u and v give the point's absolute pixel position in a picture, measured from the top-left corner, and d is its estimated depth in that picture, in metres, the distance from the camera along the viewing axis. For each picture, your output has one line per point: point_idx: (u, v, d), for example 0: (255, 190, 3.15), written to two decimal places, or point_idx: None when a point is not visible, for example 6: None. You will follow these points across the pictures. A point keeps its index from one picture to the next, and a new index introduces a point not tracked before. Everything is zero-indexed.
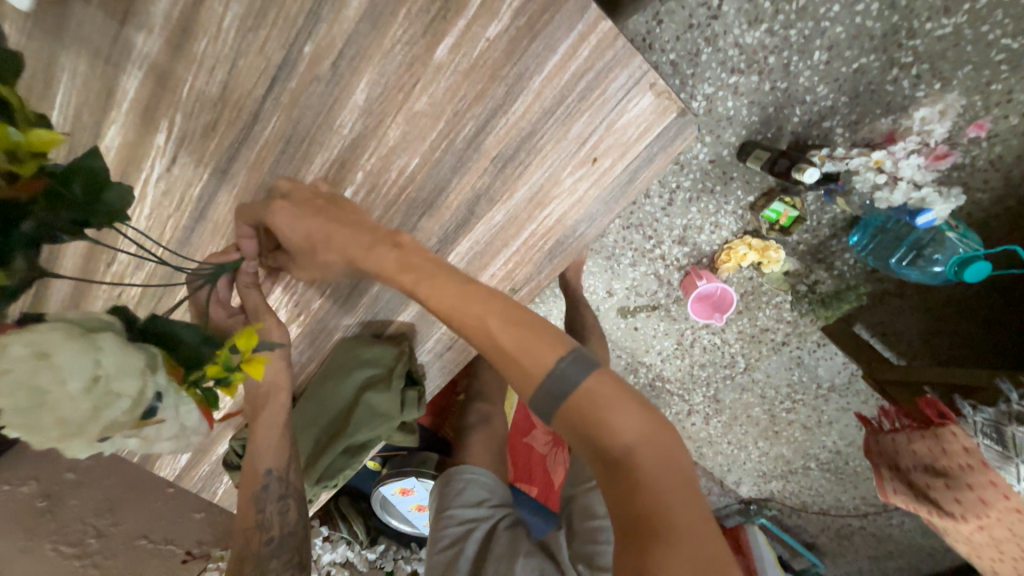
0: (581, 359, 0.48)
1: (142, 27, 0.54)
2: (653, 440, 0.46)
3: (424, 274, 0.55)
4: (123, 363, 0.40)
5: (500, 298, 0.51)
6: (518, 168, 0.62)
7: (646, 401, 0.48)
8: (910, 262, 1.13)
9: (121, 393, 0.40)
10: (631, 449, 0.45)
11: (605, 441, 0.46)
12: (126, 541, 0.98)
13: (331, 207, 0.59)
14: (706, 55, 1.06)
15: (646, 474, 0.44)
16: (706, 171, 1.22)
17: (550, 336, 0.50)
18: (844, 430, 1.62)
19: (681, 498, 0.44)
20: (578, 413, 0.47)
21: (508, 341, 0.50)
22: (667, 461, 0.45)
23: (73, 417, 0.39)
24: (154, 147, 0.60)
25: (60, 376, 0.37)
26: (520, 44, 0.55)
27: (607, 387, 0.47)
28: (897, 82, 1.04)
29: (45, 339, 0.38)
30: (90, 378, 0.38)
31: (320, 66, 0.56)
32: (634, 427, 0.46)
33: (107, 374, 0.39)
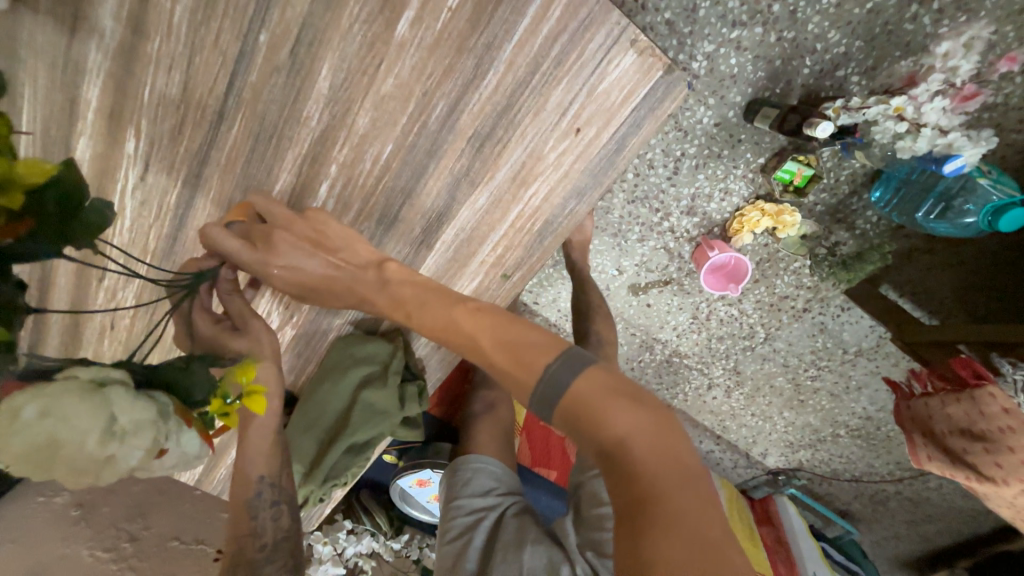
0: (570, 359, 0.46)
1: (93, 31, 0.52)
2: (648, 429, 0.43)
3: (416, 297, 0.55)
4: (135, 414, 0.38)
5: (488, 313, 0.51)
6: (496, 146, 0.58)
7: (640, 392, 0.45)
8: (938, 215, 1.07)
9: (136, 443, 0.38)
10: (624, 440, 0.42)
11: (602, 438, 0.43)
12: (159, 543, 0.95)
13: (319, 247, 0.57)
14: (704, 10, 0.99)
15: (643, 465, 0.41)
16: (712, 134, 1.15)
17: (539, 343, 0.48)
18: (874, 395, 1.56)
19: (682, 487, 0.40)
20: (570, 409, 0.45)
21: (499, 357, 0.49)
22: (664, 449, 0.42)
23: (85, 469, 0.36)
24: (125, 156, 0.59)
25: (71, 433, 0.35)
26: (485, 10, 0.51)
27: (604, 387, 0.45)
28: (917, 19, 0.96)
29: (54, 399, 0.35)
30: (103, 432, 0.36)
31: (279, 55, 0.53)
32: (629, 417, 0.43)
33: (122, 425, 0.37)
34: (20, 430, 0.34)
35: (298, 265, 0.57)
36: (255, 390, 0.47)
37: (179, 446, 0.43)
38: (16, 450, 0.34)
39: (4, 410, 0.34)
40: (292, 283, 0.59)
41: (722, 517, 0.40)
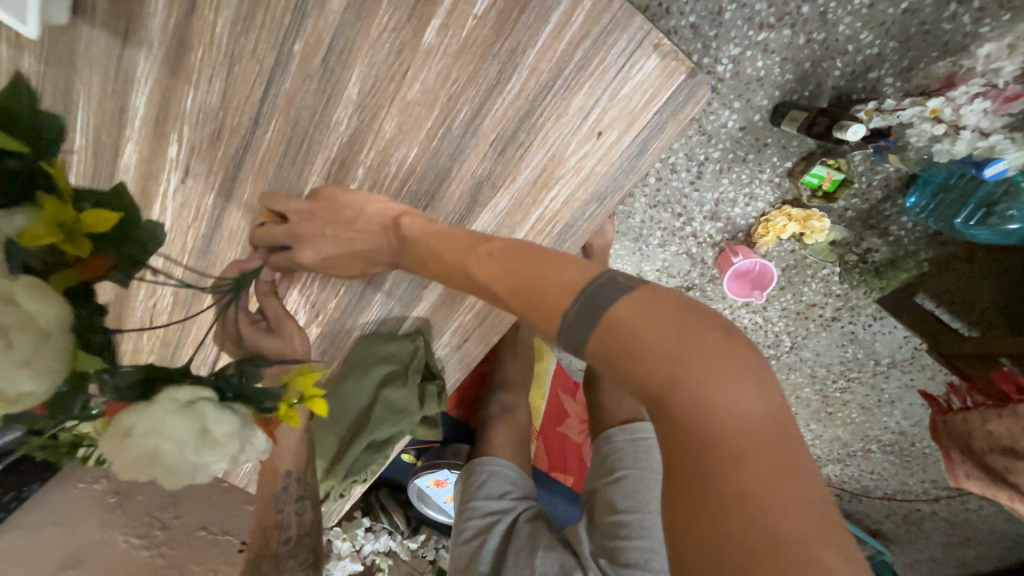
0: (597, 297, 0.43)
1: (143, 43, 0.56)
2: (699, 376, 0.38)
3: (435, 243, 0.55)
4: (219, 420, 0.39)
5: (501, 257, 0.49)
6: (519, 149, 0.59)
7: (690, 329, 0.40)
8: (979, 221, 1.03)
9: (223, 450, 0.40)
10: (667, 389, 0.38)
11: (646, 377, 0.39)
12: (188, 532, 1.06)
13: (337, 223, 0.59)
14: (730, 13, 0.98)
15: (693, 421, 0.37)
16: (737, 138, 1.13)
17: (559, 279, 0.45)
18: (909, 408, 1.50)
19: (738, 452, 0.36)
20: (607, 350, 0.42)
21: (514, 302, 0.48)
22: (718, 402, 0.37)
23: (183, 478, 0.38)
24: (167, 160, 0.62)
25: (168, 442, 0.37)
26: (509, 17, 0.52)
27: (645, 320, 0.41)
28: (955, 18, 0.94)
29: (155, 414, 0.37)
30: (195, 441, 0.38)
31: (311, 63, 0.55)
32: (676, 363, 0.38)
33: (208, 434, 0.39)
34: (127, 443, 0.36)
35: (328, 248, 0.60)
36: (316, 392, 0.49)
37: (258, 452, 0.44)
38: (126, 464, 0.37)
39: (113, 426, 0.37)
40: (322, 263, 0.62)
41: (793, 482, 0.35)
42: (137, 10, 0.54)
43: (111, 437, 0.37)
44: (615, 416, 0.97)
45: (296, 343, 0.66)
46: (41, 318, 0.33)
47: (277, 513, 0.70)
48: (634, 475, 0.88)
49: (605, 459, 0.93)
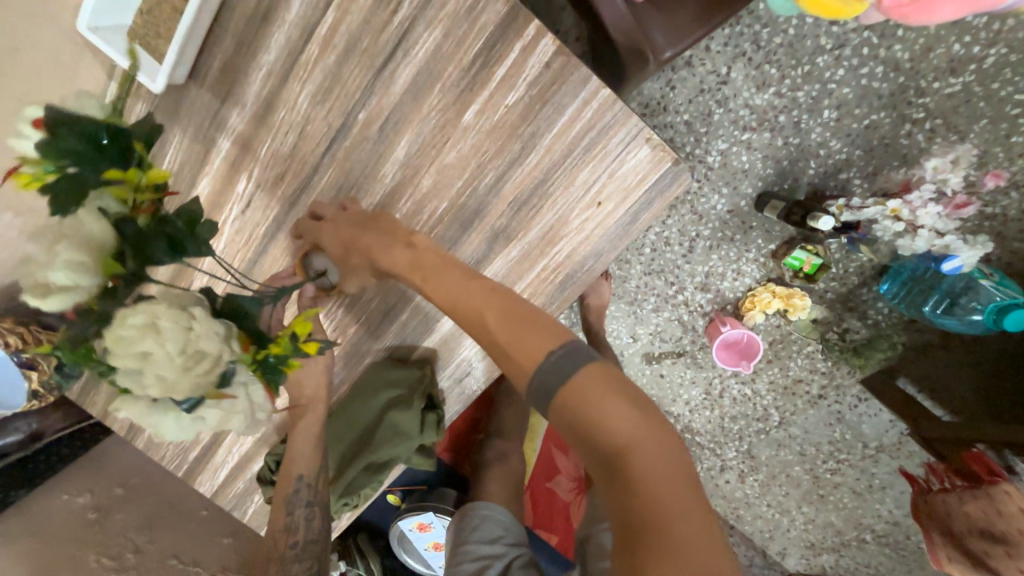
0: (573, 354, 0.51)
1: (238, 102, 0.69)
2: (649, 440, 0.46)
3: (433, 271, 0.60)
4: (209, 332, 0.44)
5: (498, 298, 0.56)
6: (532, 211, 0.70)
7: (642, 401, 0.48)
8: (946, 311, 1.12)
9: (204, 354, 0.44)
10: (621, 446, 0.46)
11: (599, 436, 0.46)
12: (158, 558, 1.02)
13: (366, 224, 0.67)
14: (718, 115, 1.16)
15: (643, 477, 0.44)
16: (725, 220, 1.27)
17: (544, 330, 0.53)
18: (899, 496, 1.51)
19: (683, 512, 0.43)
20: (572, 404, 0.49)
21: (503, 337, 0.54)
22: (661, 463, 0.45)
23: (170, 380, 0.43)
24: (235, 194, 0.74)
25: (160, 339, 0.42)
26: (534, 108, 0.65)
27: (598, 387, 0.48)
28: (911, 135, 1.12)
29: (153, 309, 0.43)
30: (182, 343, 0.43)
31: (370, 129, 0.68)
32: (630, 426, 0.46)
33: (195, 337, 0.44)
34: (125, 333, 0.42)
35: (341, 238, 0.68)
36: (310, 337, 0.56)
37: (244, 391, 0.50)
38: (122, 354, 0.42)
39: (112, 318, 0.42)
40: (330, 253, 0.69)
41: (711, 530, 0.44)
42: (237, 77, 0.68)
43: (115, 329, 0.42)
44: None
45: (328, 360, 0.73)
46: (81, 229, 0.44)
47: (287, 515, 0.75)
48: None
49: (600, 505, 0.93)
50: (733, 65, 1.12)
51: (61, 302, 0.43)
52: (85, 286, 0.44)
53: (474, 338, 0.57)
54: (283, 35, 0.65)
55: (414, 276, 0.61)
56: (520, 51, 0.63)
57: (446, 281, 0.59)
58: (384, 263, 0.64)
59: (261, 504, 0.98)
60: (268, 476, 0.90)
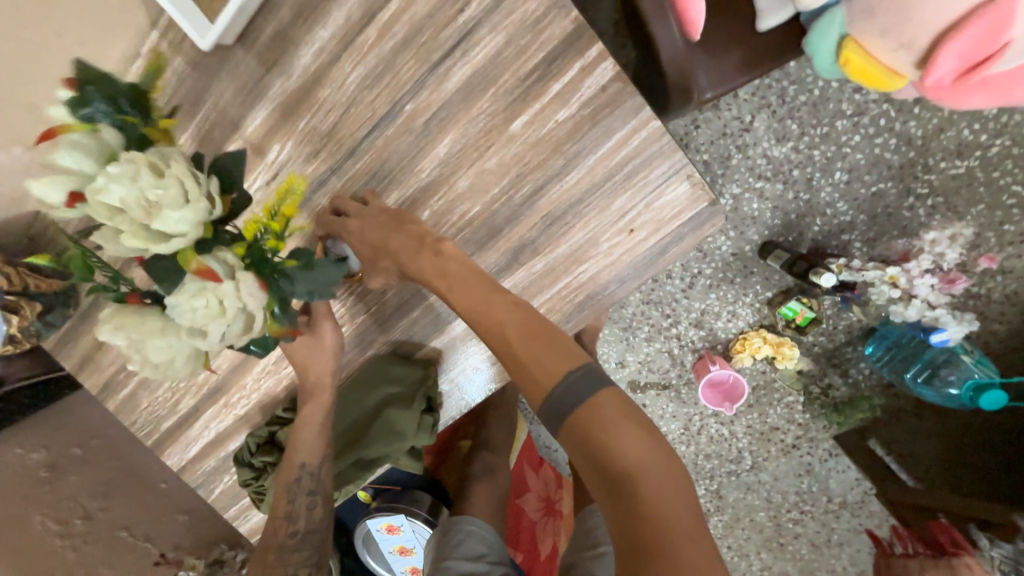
0: (591, 376, 0.52)
1: (284, 72, 0.68)
2: (657, 469, 0.47)
3: (461, 280, 0.62)
4: (183, 175, 0.43)
5: (521, 315, 0.58)
6: (563, 227, 0.70)
7: (653, 429, 0.50)
8: (925, 380, 1.17)
9: (177, 199, 0.43)
10: (630, 471, 0.47)
11: (607, 459, 0.48)
12: (110, 529, 1.07)
13: (395, 222, 0.67)
14: (737, 161, 1.19)
15: (647, 503, 0.46)
16: (728, 262, 1.30)
17: (563, 350, 0.55)
18: (855, 553, 1.54)
19: (684, 540, 0.45)
20: (585, 426, 0.50)
21: (523, 353, 0.56)
22: (666, 490, 0.47)
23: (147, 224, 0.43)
24: (263, 163, 0.72)
25: (135, 179, 0.42)
26: (581, 128, 0.65)
27: (612, 411, 0.51)
28: (913, 209, 1.16)
29: (135, 158, 0.43)
30: (150, 186, 0.42)
31: (415, 121, 0.68)
32: (638, 452, 0.48)
33: (166, 179, 0.43)
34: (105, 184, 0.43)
35: (366, 235, 0.67)
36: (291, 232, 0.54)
37: (235, 281, 0.47)
38: (107, 207, 0.42)
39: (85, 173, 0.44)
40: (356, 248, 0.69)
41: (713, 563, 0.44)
42: (288, 47, 0.67)
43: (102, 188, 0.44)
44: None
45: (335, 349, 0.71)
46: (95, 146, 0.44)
47: (288, 504, 0.74)
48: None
49: (589, 533, 0.88)
50: (758, 115, 1.15)
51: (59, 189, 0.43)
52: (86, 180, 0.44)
53: (495, 351, 0.59)
54: (342, 14, 0.64)
55: (441, 284, 0.63)
56: (578, 71, 0.63)
57: (473, 292, 0.61)
58: (412, 268, 0.65)
59: (229, 485, 0.94)
60: (245, 458, 0.86)
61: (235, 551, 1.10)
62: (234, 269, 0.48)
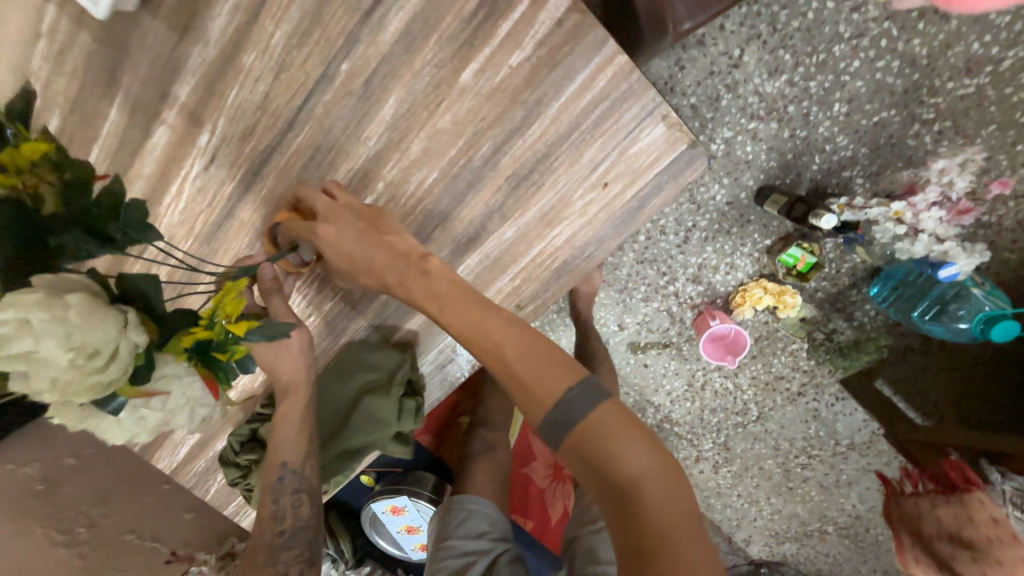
0: (593, 388, 0.50)
1: (199, 39, 0.60)
2: (662, 477, 0.46)
3: (446, 293, 0.57)
4: (93, 327, 0.38)
5: (514, 327, 0.54)
6: (531, 187, 0.64)
7: (657, 437, 0.48)
8: (933, 317, 1.12)
9: (97, 349, 0.38)
10: (637, 482, 0.45)
11: (611, 470, 0.46)
12: (115, 534, 1.08)
13: (368, 228, 0.61)
14: (726, 101, 1.10)
15: (655, 512, 0.44)
16: (723, 212, 1.23)
17: (561, 363, 0.52)
18: (865, 492, 1.54)
19: (693, 545, 0.43)
20: (589, 438, 0.48)
21: (519, 367, 0.52)
22: (672, 497, 0.45)
23: (66, 380, 0.38)
24: (196, 147, 0.65)
25: (38, 339, 0.36)
26: (540, 72, 0.58)
27: (615, 421, 0.48)
28: (919, 136, 1.08)
29: (21, 301, 0.36)
30: (61, 334, 0.37)
31: (354, 82, 0.60)
32: (643, 460, 0.46)
33: (77, 329, 0.37)
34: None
35: (333, 241, 0.61)
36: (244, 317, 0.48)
37: (178, 383, 0.45)
38: (5, 357, 0.37)
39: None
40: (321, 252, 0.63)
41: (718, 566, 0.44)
42: (199, 8, 0.58)
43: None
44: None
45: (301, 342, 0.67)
46: None
47: (272, 503, 0.71)
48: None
49: (590, 506, 0.86)
50: (748, 48, 1.05)
51: None
52: None
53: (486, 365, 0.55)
54: None
55: (423, 297, 0.58)
56: (529, 4, 0.55)
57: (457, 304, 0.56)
58: (390, 280, 0.60)
59: (224, 484, 0.92)
60: (230, 457, 0.82)
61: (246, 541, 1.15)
62: (181, 376, 0.45)
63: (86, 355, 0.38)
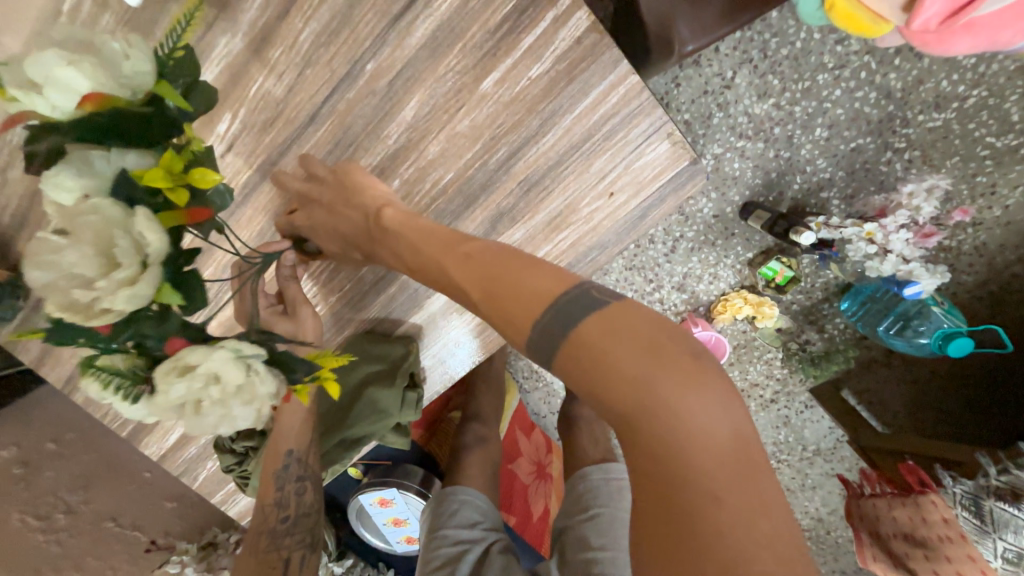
0: (566, 309, 0.47)
1: (227, 30, 0.61)
2: (666, 402, 0.40)
3: (428, 241, 0.58)
4: (258, 379, 0.43)
5: (483, 259, 0.53)
6: (540, 193, 0.67)
7: (659, 351, 0.42)
8: (898, 332, 1.20)
9: (250, 399, 0.42)
10: (634, 412, 0.41)
11: (611, 401, 0.42)
12: (94, 521, 1.08)
13: (346, 201, 0.64)
14: (718, 119, 1.16)
15: (660, 443, 0.40)
16: (709, 224, 1.29)
17: (534, 287, 0.49)
18: (827, 496, 1.63)
19: (710, 480, 0.39)
20: (576, 363, 0.45)
21: (492, 302, 0.51)
22: (678, 425, 0.40)
23: (213, 416, 0.42)
24: (215, 134, 0.66)
25: (212, 382, 0.41)
26: (558, 85, 0.61)
27: (607, 343, 0.43)
28: (891, 163, 1.16)
29: (211, 354, 0.41)
30: (233, 383, 0.41)
31: (378, 82, 0.63)
32: (648, 387, 0.41)
33: (247, 381, 0.42)
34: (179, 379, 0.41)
35: (327, 223, 0.66)
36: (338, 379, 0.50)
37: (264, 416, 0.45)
38: (172, 392, 0.41)
39: (104, 315, 0.38)
40: (320, 237, 0.67)
41: (752, 503, 0.39)
42: (231, 2, 0.59)
43: (168, 368, 0.41)
44: (589, 457, 0.96)
45: (309, 329, 0.68)
46: (105, 213, 0.39)
47: (276, 491, 0.72)
48: (608, 514, 0.86)
49: (580, 499, 0.90)
50: (739, 71, 1.11)
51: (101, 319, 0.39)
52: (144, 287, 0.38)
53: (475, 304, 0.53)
54: None
55: (412, 254, 0.59)
56: (551, 21, 0.59)
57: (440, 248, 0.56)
58: (384, 253, 0.63)
59: (213, 472, 0.92)
60: (225, 444, 0.81)
61: (229, 532, 1.15)
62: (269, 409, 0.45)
63: (240, 401, 0.42)
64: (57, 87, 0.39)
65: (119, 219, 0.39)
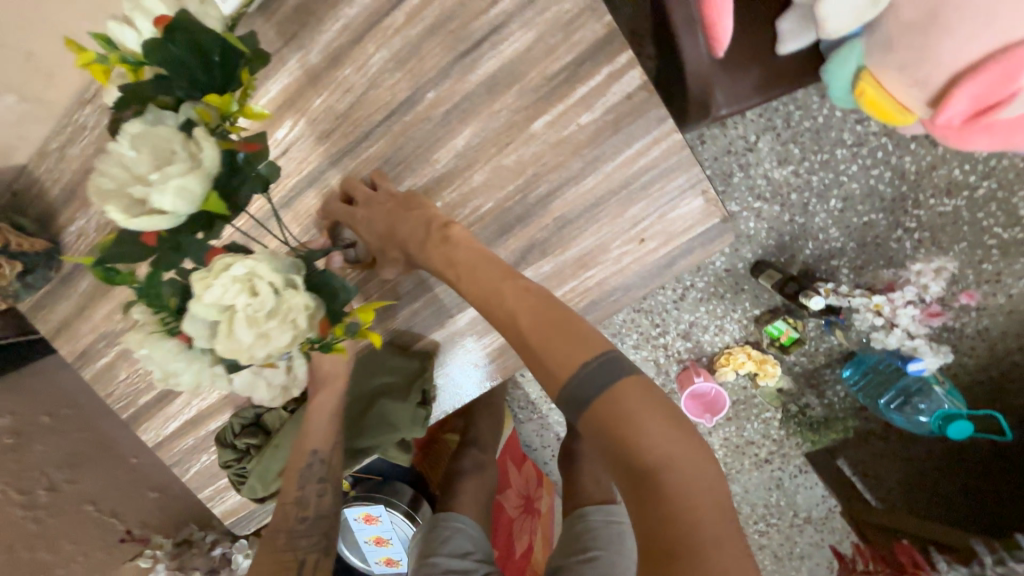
0: (608, 364, 0.49)
1: (303, 47, 0.65)
2: (683, 463, 0.44)
3: (470, 266, 0.60)
4: (294, 294, 0.46)
5: (536, 298, 0.54)
6: (574, 231, 0.70)
7: (679, 418, 0.47)
8: (898, 407, 1.21)
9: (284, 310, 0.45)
10: (656, 466, 0.44)
11: (634, 455, 0.45)
12: (75, 502, 1.05)
13: (404, 208, 0.66)
14: (738, 178, 1.21)
15: (675, 500, 0.43)
16: (720, 277, 1.32)
17: (583, 334, 0.51)
18: (815, 568, 1.58)
19: (717, 538, 0.42)
20: (602, 415, 0.47)
21: (536, 339, 0.52)
22: (693, 485, 0.44)
23: (248, 325, 0.44)
24: (274, 138, 0.70)
25: (250, 290, 0.44)
26: (604, 133, 0.65)
27: (635, 401, 0.47)
28: (901, 241, 1.20)
29: (253, 264, 0.45)
30: (270, 292, 0.45)
31: (435, 110, 0.66)
32: (669, 447, 0.45)
33: (284, 293, 0.46)
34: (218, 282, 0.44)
35: (374, 225, 0.67)
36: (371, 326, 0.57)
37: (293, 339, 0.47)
38: (211, 296, 0.44)
39: (157, 216, 0.42)
40: (362, 234, 0.68)
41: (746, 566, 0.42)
42: (311, 23, 0.64)
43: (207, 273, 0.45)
44: (587, 497, 0.95)
45: None
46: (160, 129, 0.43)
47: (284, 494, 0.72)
48: (606, 557, 0.83)
49: (578, 538, 0.89)
50: (762, 136, 1.17)
51: (150, 219, 0.42)
52: (192, 186, 0.42)
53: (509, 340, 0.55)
54: None
55: (453, 272, 0.61)
56: (605, 76, 0.63)
57: (482, 277, 0.59)
58: (421, 260, 0.64)
59: (206, 466, 0.91)
60: (228, 439, 0.81)
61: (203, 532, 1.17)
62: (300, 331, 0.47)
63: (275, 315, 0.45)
64: (145, 15, 0.46)
65: (177, 136, 0.43)
